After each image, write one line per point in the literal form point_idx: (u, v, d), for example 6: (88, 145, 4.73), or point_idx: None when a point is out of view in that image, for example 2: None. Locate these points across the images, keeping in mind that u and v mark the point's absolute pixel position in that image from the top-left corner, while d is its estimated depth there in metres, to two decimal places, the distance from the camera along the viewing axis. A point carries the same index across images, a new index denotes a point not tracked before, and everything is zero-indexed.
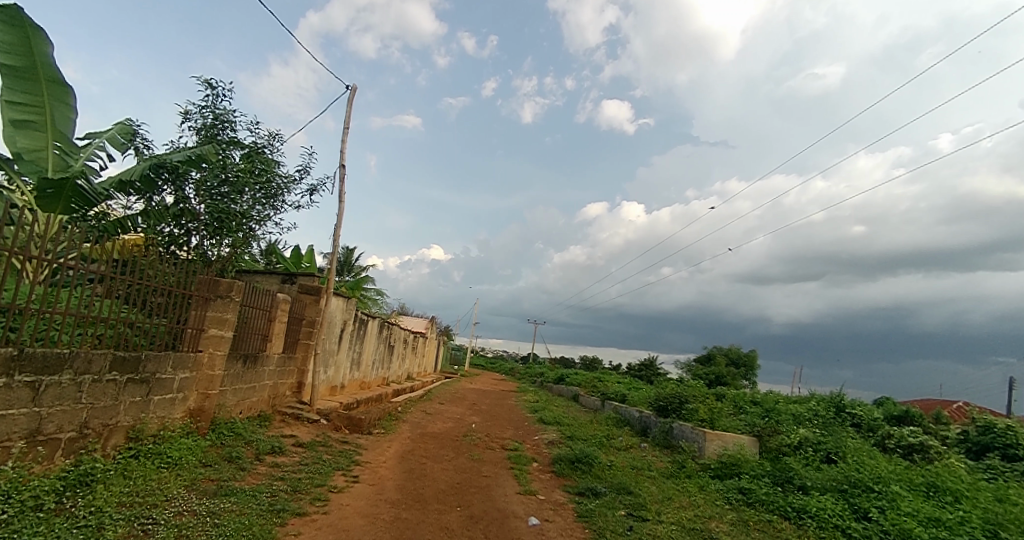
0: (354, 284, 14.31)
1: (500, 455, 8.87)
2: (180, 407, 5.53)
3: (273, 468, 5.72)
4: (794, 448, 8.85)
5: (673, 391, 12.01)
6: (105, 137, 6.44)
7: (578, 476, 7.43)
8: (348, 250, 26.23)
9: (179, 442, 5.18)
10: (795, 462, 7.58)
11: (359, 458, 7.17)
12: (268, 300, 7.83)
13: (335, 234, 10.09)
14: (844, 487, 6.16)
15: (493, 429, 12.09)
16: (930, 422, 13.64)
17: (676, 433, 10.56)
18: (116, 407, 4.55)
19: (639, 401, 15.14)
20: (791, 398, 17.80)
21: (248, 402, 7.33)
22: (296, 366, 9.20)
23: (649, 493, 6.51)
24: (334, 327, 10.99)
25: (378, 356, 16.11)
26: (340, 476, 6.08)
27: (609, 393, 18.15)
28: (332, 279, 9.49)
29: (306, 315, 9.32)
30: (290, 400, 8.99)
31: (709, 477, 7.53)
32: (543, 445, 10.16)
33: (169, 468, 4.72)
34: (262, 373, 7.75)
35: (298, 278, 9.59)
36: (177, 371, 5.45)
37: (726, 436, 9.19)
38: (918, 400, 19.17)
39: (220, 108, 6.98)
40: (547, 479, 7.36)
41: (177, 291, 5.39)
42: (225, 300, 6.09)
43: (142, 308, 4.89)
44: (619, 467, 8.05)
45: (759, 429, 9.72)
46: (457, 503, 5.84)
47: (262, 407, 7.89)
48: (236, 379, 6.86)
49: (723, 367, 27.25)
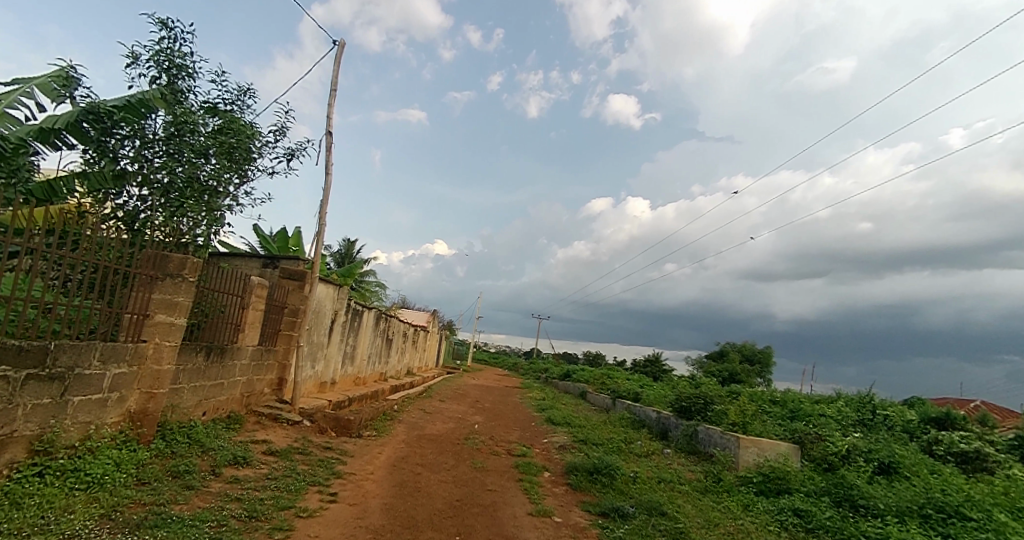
0: (346, 271, 13.16)
1: (507, 463, 7.81)
2: (114, 411, 4.47)
3: (231, 486, 4.65)
4: (840, 457, 7.79)
5: (696, 391, 10.88)
6: (35, 82, 5.43)
7: (599, 492, 6.36)
8: (349, 242, 25.40)
9: (106, 455, 4.10)
10: (852, 476, 6.51)
11: (342, 468, 6.10)
12: (240, 285, 6.71)
13: (321, 211, 8.98)
14: (927, 513, 5.11)
15: (497, 431, 11.04)
16: (972, 426, 12.57)
17: (702, 438, 9.51)
18: (10, 412, 3.52)
19: (654, 400, 14.04)
20: (814, 399, 16.74)
21: (214, 401, 6.30)
22: (277, 360, 8.15)
23: (688, 517, 5.48)
24: (323, 319, 9.93)
25: (375, 350, 15.10)
26: (314, 495, 5.01)
27: (620, 390, 17.03)
28: (318, 263, 8.40)
29: (288, 303, 8.26)
30: (269, 398, 7.95)
31: (752, 494, 6.43)
32: (554, 450, 9.10)
33: (85, 489, 3.66)
34: (233, 368, 6.71)
35: (280, 261, 8.49)
36: (107, 366, 4.38)
37: (763, 442, 8.11)
38: (949, 402, 18.09)
39: (176, 52, 5.85)
40: (562, 494, 6.30)
41: (113, 267, 4.34)
42: (177, 281, 5.00)
43: (63, 287, 3.88)
44: (646, 480, 6.97)
45: (798, 435, 8.62)
46: (457, 529, 4.75)
47: (233, 406, 6.85)
48: (194, 376, 5.78)
49: (737, 364, 26.18)
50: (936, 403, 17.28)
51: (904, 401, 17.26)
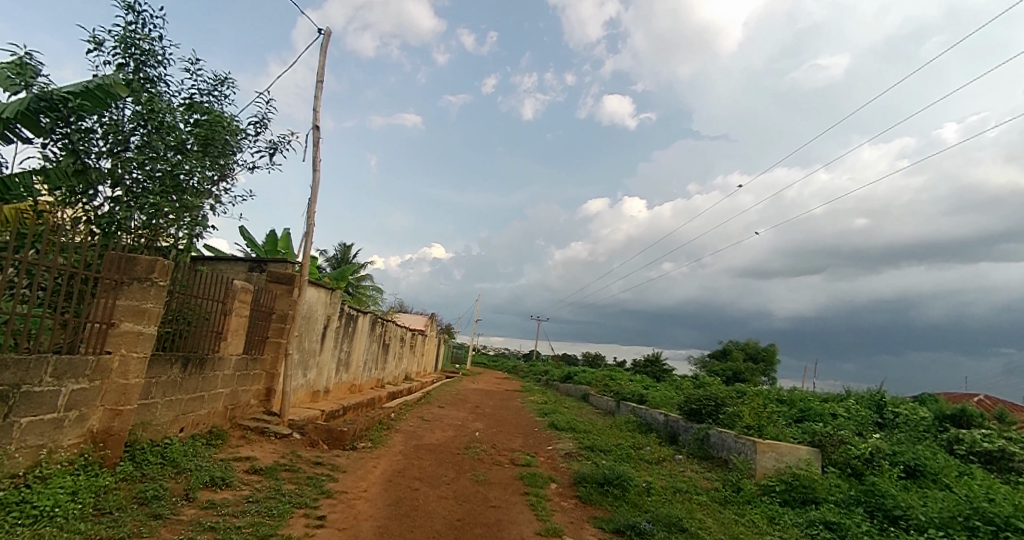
0: (338, 274, 12.64)
1: (510, 474, 7.33)
2: (73, 432, 3.99)
3: (205, 512, 4.17)
4: (863, 461, 7.37)
5: (706, 393, 10.43)
6: None
7: (611, 505, 5.90)
8: (344, 246, 24.95)
9: (59, 482, 3.63)
10: (885, 484, 6.08)
11: (333, 487, 5.62)
12: (220, 289, 6.19)
13: (310, 211, 8.49)
14: (974, 525, 4.67)
15: (499, 438, 10.56)
16: (990, 422, 12.19)
17: (714, 442, 9.07)
18: None
19: (661, 402, 13.59)
20: (823, 397, 16.32)
21: (193, 416, 5.81)
22: (264, 369, 7.66)
23: (709, 533, 5.04)
24: (314, 324, 9.43)
25: (371, 356, 14.62)
26: (300, 520, 4.53)
27: (625, 392, 16.57)
28: (307, 266, 7.91)
29: (275, 309, 7.75)
30: (257, 410, 7.45)
31: (777, 504, 5.98)
32: (559, 458, 8.65)
33: (29, 525, 3.17)
34: (214, 380, 6.21)
35: (267, 264, 8.00)
36: (63, 381, 3.89)
37: (782, 447, 7.66)
38: (959, 397, 17.72)
39: (144, 36, 5.36)
40: (572, 509, 5.83)
41: (76, 271, 3.89)
42: (145, 285, 4.47)
43: (20, 296, 3.46)
44: (662, 491, 6.51)
45: (818, 438, 8.18)
46: None
47: (215, 421, 6.36)
48: (169, 389, 5.30)
49: (741, 363, 25.75)
50: (948, 399, 16.90)
51: (915, 398, 16.86)
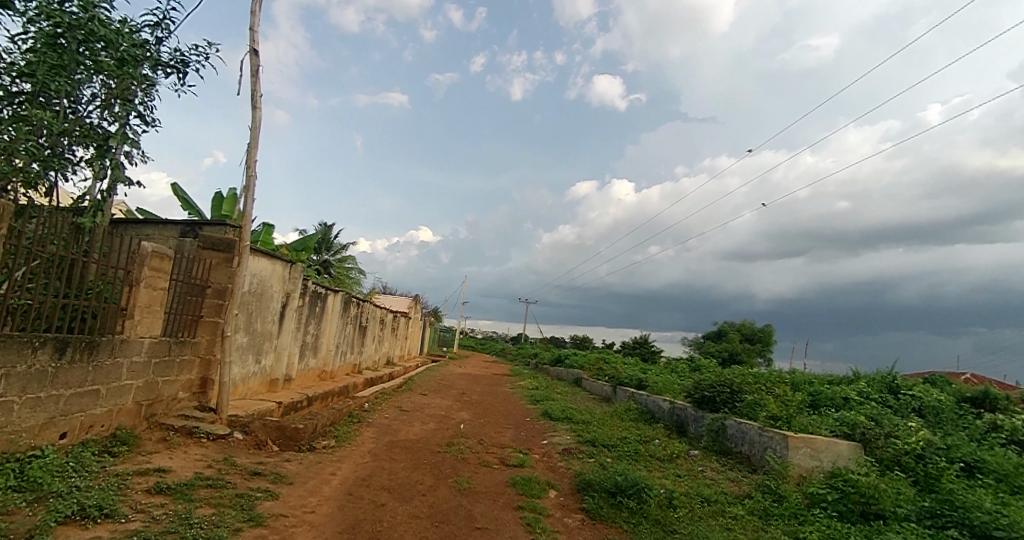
0: (301, 246, 11.16)
1: (500, 479, 6.05)
2: None
3: None
4: (915, 458, 6.24)
5: (719, 378, 9.26)
6: None
7: (628, 523, 4.68)
8: (324, 225, 23.52)
9: None
10: (964, 490, 4.92)
11: (267, 509, 4.27)
12: (122, 252, 4.70)
13: (250, 162, 6.98)
14: None
15: (487, 432, 9.30)
16: (1016, 406, 11.24)
17: (732, 434, 7.94)
18: None
19: (663, 388, 12.40)
20: (830, 380, 15.31)
21: (80, 418, 4.40)
22: (197, 356, 6.26)
23: None
24: (267, 302, 8.01)
25: (344, 340, 13.20)
26: None
27: (621, 377, 15.41)
28: (250, 229, 6.46)
29: (211, 282, 6.32)
30: (187, 406, 6.07)
31: (833, 519, 4.78)
32: (556, 455, 7.42)
33: None
34: (114, 370, 4.79)
35: (201, 228, 6.53)
36: None
37: (817, 440, 6.53)
38: (964, 377, 16.85)
39: None
40: (579, 529, 4.58)
41: None
42: None
43: None
44: (686, 501, 5.27)
45: (857, 430, 7.03)
46: None
47: (122, 421, 4.97)
48: (35, 384, 3.90)
49: (737, 344, 24.76)
50: (958, 380, 16.03)
51: (925, 378, 15.95)
